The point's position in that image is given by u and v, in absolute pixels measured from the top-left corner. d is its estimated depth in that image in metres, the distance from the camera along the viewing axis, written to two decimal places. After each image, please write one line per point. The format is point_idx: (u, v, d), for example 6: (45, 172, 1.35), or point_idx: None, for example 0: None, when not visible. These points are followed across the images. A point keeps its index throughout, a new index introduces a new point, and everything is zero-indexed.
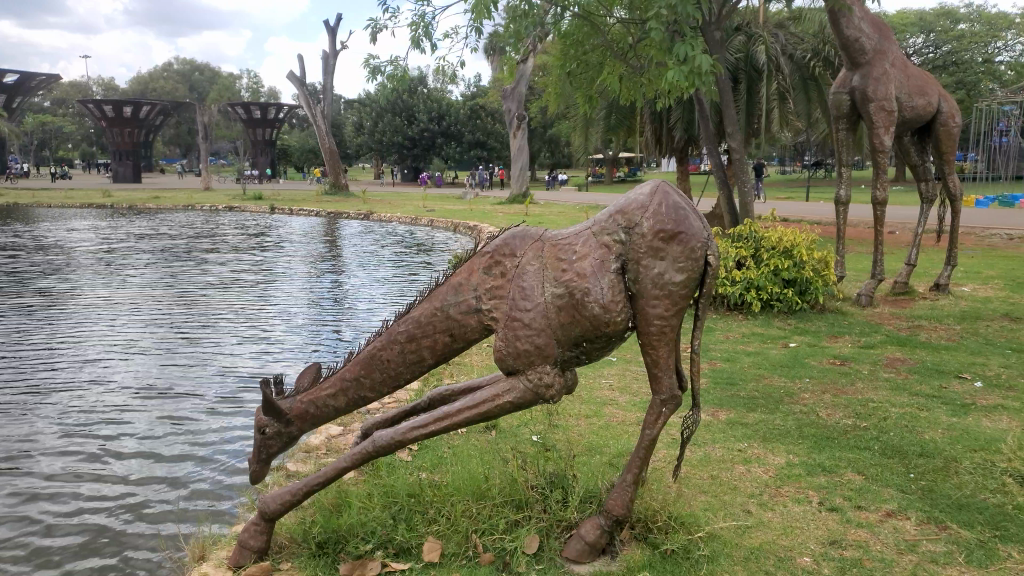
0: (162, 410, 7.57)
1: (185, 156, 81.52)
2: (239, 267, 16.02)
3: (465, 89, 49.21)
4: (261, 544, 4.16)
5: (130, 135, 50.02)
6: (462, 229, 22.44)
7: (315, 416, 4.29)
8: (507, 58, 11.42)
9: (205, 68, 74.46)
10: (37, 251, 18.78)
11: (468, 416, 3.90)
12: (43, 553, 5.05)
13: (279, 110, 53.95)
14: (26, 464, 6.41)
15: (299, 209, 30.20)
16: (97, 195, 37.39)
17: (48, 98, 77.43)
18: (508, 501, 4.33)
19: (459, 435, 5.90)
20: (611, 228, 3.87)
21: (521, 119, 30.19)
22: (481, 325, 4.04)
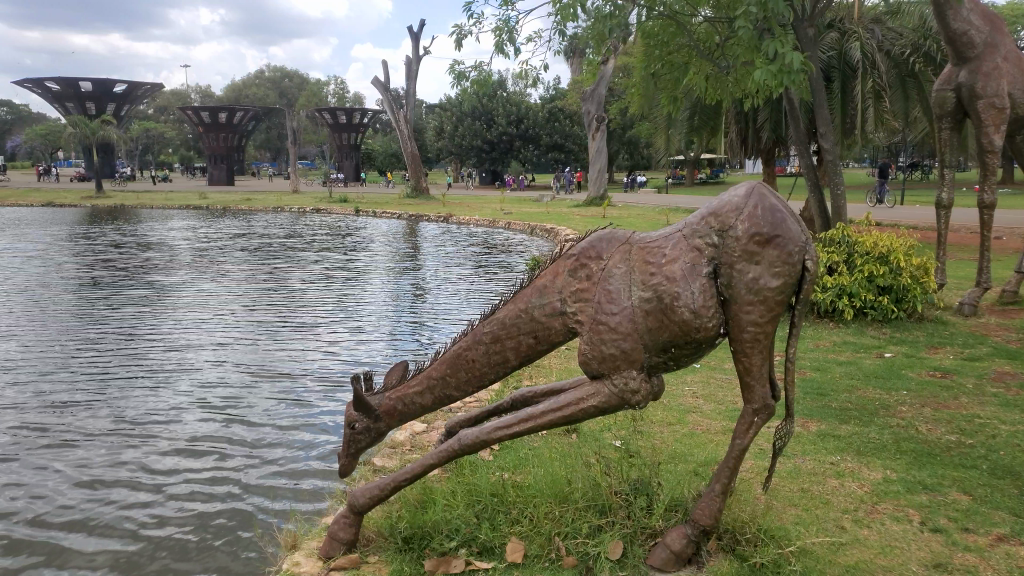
0: (252, 398, 7.82)
1: (274, 160, 84.85)
2: (326, 266, 16.50)
3: (546, 91, 49.35)
4: (350, 536, 4.25)
5: (225, 140, 52.43)
6: (540, 232, 22.49)
7: (402, 413, 4.35)
8: (590, 58, 11.34)
9: (295, 75, 77.19)
10: (139, 248, 19.85)
11: (553, 419, 3.87)
12: (138, 530, 5.27)
13: (364, 114, 55.47)
14: (126, 443, 6.72)
15: (380, 211, 30.91)
16: (194, 197, 39.41)
17: (151, 106, 82.27)
18: (592, 505, 4.29)
19: (540, 437, 5.89)
20: (703, 231, 3.79)
21: (601, 121, 30.01)
22: (566, 327, 4.01)
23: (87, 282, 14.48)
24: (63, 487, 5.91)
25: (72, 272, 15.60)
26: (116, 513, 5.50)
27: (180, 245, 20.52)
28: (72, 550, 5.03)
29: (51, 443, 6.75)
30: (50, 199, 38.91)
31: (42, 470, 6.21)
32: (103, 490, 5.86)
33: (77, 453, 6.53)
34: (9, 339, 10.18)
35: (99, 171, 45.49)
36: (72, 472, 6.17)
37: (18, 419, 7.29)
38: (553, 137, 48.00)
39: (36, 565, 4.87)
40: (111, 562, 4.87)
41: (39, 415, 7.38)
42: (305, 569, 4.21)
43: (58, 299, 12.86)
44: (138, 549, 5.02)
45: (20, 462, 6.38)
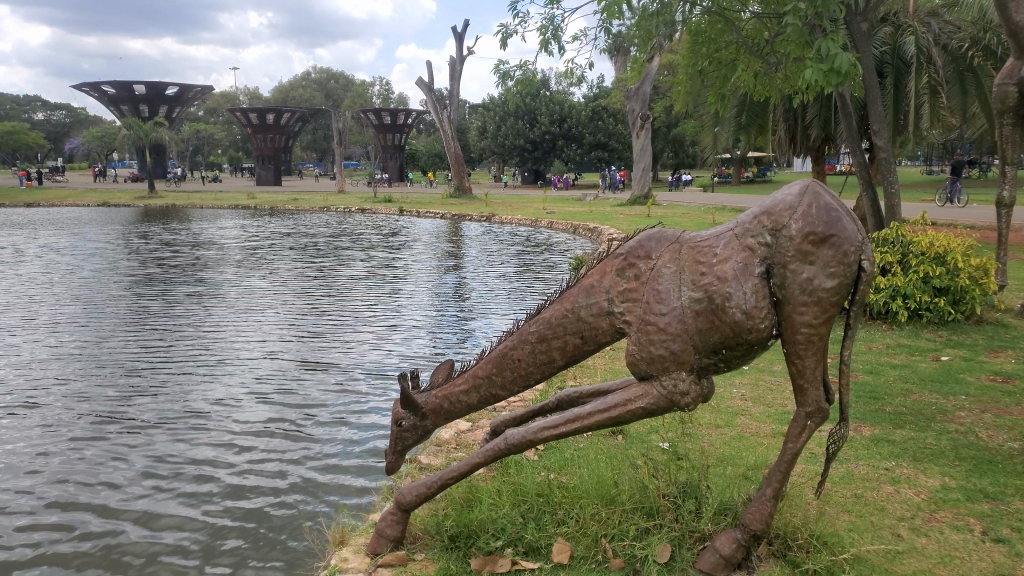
0: (300, 394, 7.95)
1: (320, 161, 86.14)
2: (371, 264, 16.69)
3: (590, 90, 49.14)
4: (396, 533, 4.28)
5: (273, 141, 53.40)
6: (583, 231, 22.40)
7: (448, 412, 4.36)
8: (635, 56, 11.23)
9: (340, 76, 78.18)
10: (189, 247, 20.33)
11: (600, 420, 3.84)
12: (189, 523, 5.38)
13: (408, 115, 55.95)
14: (179, 437, 6.88)
15: (423, 211, 31.13)
16: (242, 197, 40.32)
17: (202, 108, 84.33)
18: (639, 507, 4.25)
19: (585, 438, 5.86)
20: (756, 231, 3.72)
21: (646, 119, 29.70)
22: (613, 328, 3.98)
23: (140, 279, 14.90)
24: (116, 480, 6.07)
25: (126, 270, 16.06)
26: (164, 506, 5.63)
27: (230, 243, 20.98)
28: (124, 542, 5.16)
29: (106, 435, 6.94)
30: (105, 199, 40.10)
31: (97, 462, 6.39)
32: (153, 482, 6.00)
33: (129, 446, 6.70)
34: (67, 334, 10.52)
35: (151, 172, 46.77)
36: (127, 465, 6.34)
37: (76, 413, 7.53)
38: (597, 136, 47.79)
39: (91, 554, 5.01)
40: (160, 555, 4.98)
41: (96, 409, 7.61)
42: (353, 565, 4.26)
43: (114, 296, 13.25)
44: (188, 543, 5.12)
45: (75, 455, 6.58)
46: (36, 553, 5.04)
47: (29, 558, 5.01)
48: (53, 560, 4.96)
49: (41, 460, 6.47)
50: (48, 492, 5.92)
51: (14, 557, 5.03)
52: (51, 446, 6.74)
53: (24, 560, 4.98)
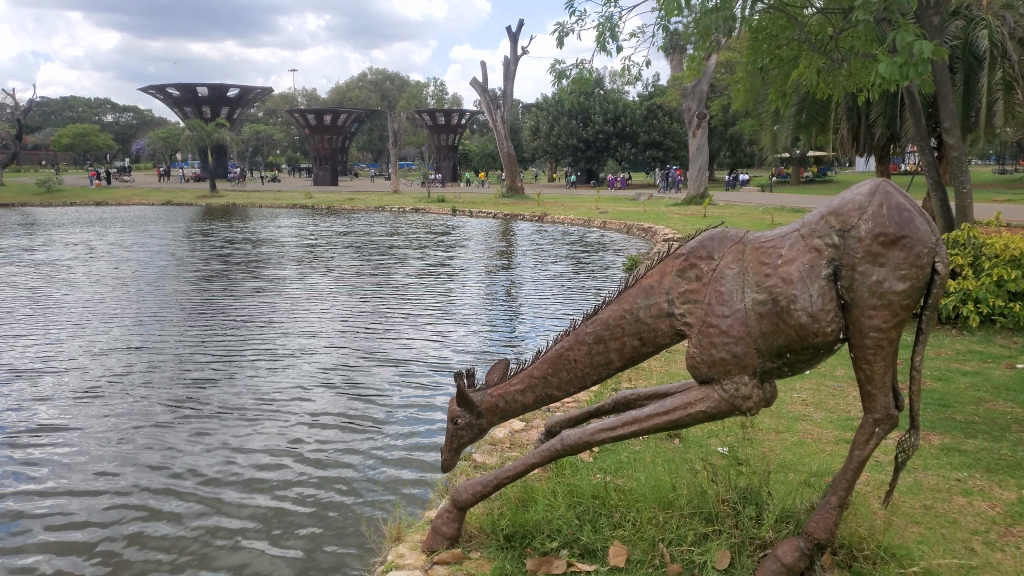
0: (355, 390, 8.05)
1: (375, 161, 87.40)
2: (425, 263, 16.83)
3: (644, 88, 48.71)
4: (453, 531, 4.29)
5: (329, 141, 54.34)
6: (637, 231, 22.20)
7: (503, 411, 4.36)
8: (693, 54, 11.08)
9: (396, 77, 79.07)
10: (248, 245, 20.81)
11: (659, 423, 3.77)
12: (246, 514, 5.47)
13: (462, 115, 56.24)
14: (239, 428, 7.04)
15: (476, 211, 31.25)
16: (300, 196, 41.23)
17: (262, 109, 86.46)
18: (698, 512, 4.18)
19: (641, 441, 5.79)
20: (823, 231, 3.62)
21: (702, 118, 29.22)
22: (673, 329, 3.92)
23: (201, 276, 15.32)
24: (179, 469, 6.22)
25: (189, 267, 16.52)
26: (224, 495, 5.75)
27: (288, 241, 21.43)
28: (185, 530, 5.28)
29: (169, 425, 7.13)
30: (169, 198, 41.36)
31: (161, 451, 6.57)
32: (213, 472, 6.13)
33: (192, 436, 6.87)
34: (134, 328, 10.88)
35: (213, 172, 48.07)
36: (189, 454, 6.50)
37: (141, 403, 7.76)
38: (651, 135, 47.38)
39: (154, 542, 5.14)
40: (220, 545, 5.08)
41: (160, 399, 7.85)
42: (409, 561, 4.29)
43: (177, 291, 13.65)
44: (245, 533, 5.22)
45: (140, 443, 6.79)
46: (101, 538, 5.21)
47: (97, 542, 5.16)
48: (117, 546, 5.11)
49: (108, 448, 6.68)
50: (114, 477, 6.11)
51: (80, 540, 5.19)
52: (117, 435, 6.96)
53: (92, 544, 5.14)
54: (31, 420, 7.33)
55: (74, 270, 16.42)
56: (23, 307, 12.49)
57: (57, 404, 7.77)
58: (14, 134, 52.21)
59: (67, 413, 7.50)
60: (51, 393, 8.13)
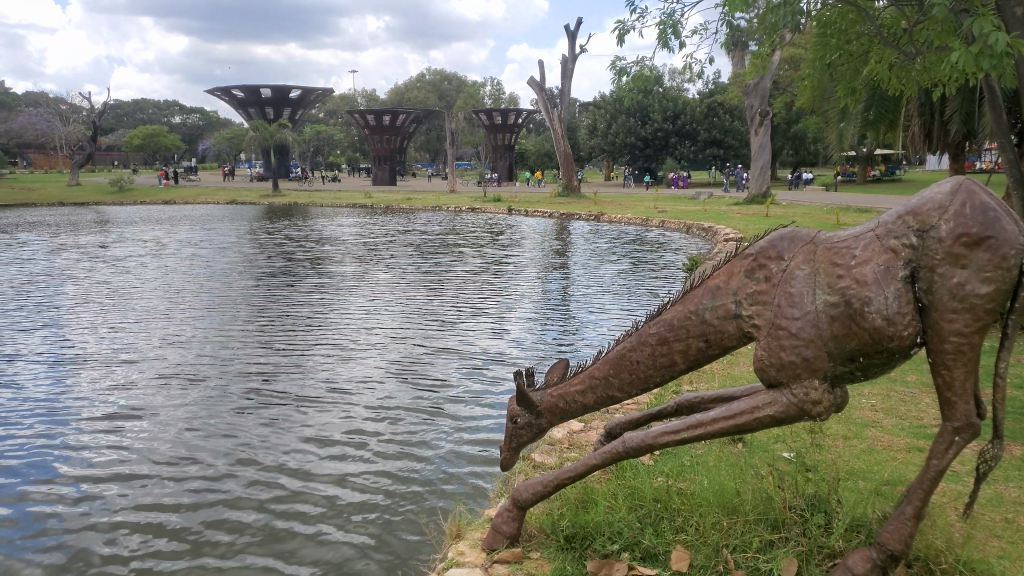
0: (414, 387, 8.14)
1: (432, 161, 88.29)
2: (482, 262, 16.91)
3: (705, 86, 48.02)
4: (513, 530, 4.29)
5: (388, 141, 54.99)
6: (696, 231, 21.89)
7: (563, 411, 4.33)
8: (759, 49, 10.86)
9: (453, 77, 79.65)
10: (310, 243, 21.27)
11: (724, 426, 3.68)
12: (306, 509, 5.57)
13: (519, 114, 56.22)
14: (302, 422, 7.20)
15: (533, 210, 31.24)
16: (359, 195, 41.88)
17: (323, 110, 88.24)
18: (763, 519, 4.08)
19: (704, 445, 5.69)
20: (900, 232, 3.49)
21: (765, 116, 28.33)
22: (740, 331, 3.83)
23: (266, 272, 15.74)
24: (244, 462, 6.39)
25: (254, 263, 16.99)
26: (286, 490, 5.87)
27: (348, 240, 21.82)
28: (246, 523, 5.40)
29: (235, 418, 7.33)
30: (234, 197, 42.47)
31: (227, 443, 6.77)
32: (275, 466, 6.28)
33: (255, 429, 7.05)
34: (202, 322, 11.24)
35: (276, 172, 49.20)
36: (254, 447, 6.66)
37: (209, 395, 8.01)
38: (711, 133, 46.79)
39: (217, 533, 5.28)
40: (279, 538, 5.18)
41: (226, 392, 8.08)
42: (469, 559, 4.31)
43: (243, 287, 14.04)
44: (306, 527, 5.31)
45: (207, 434, 7.00)
46: (169, 528, 5.38)
47: (163, 531, 5.33)
48: (183, 536, 5.26)
49: (177, 438, 6.91)
50: (182, 468, 6.31)
51: (150, 528, 5.37)
52: (187, 426, 7.20)
53: (157, 533, 5.30)
54: (107, 409, 7.65)
55: (146, 266, 17.08)
56: (98, 300, 13.01)
57: (129, 394, 8.09)
58: (90, 134, 54.43)
59: (140, 403, 7.80)
60: (125, 383, 8.45)
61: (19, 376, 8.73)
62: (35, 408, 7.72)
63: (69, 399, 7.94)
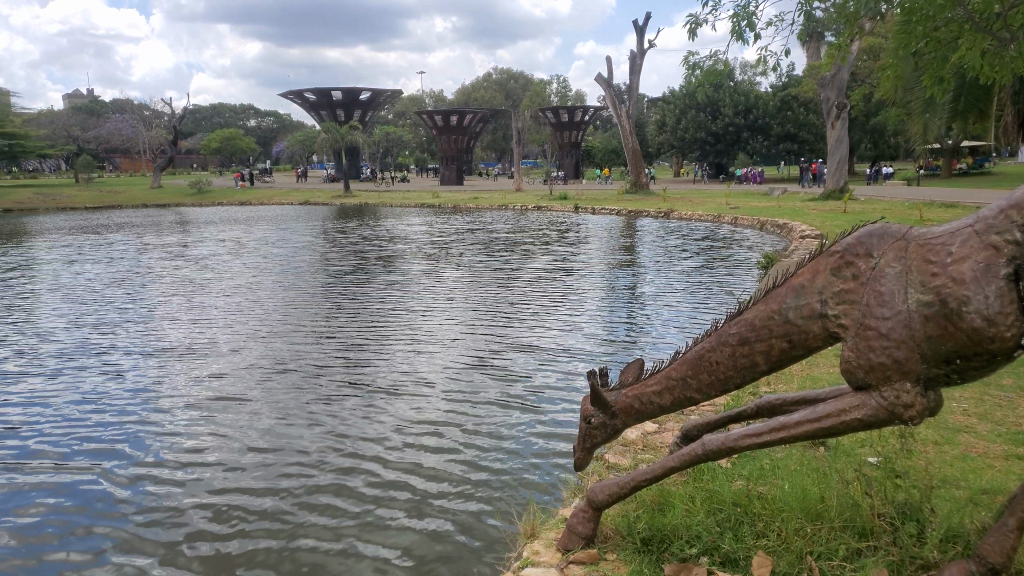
0: (484, 382, 8.18)
1: (499, 160, 88.76)
2: (551, 260, 16.90)
3: (778, 79, 46.82)
4: (588, 531, 4.24)
5: (455, 141, 55.46)
6: (770, 228, 21.36)
7: (638, 412, 4.27)
8: (839, 37, 10.52)
9: (520, 76, 79.86)
10: (381, 242, 21.67)
11: (809, 430, 3.55)
12: (378, 501, 5.63)
13: (586, 112, 55.89)
14: (376, 414, 7.32)
15: (600, 207, 31.06)
16: (428, 196, 42.39)
17: (392, 111, 89.84)
18: (850, 526, 3.93)
19: (785, 448, 5.52)
20: (1003, 227, 3.27)
21: (842, 108, 27.34)
22: (825, 331, 3.68)
23: (339, 270, 16.09)
24: (319, 452, 6.52)
25: (328, 262, 17.44)
26: (360, 481, 5.96)
27: (418, 239, 22.13)
28: (321, 512, 5.51)
29: (311, 409, 7.52)
30: (306, 198, 43.64)
31: (304, 433, 6.94)
32: (349, 457, 6.38)
33: (330, 421, 7.19)
34: (278, 317, 11.58)
35: (346, 173, 50.26)
36: (329, 439, 6.79)
37: (286, 386, 8.23)
38: (785, 127, 45.76)
39: (291, 521, 5.39)
40: (351, 529, 5.25)
41: (303, 383, 8.29)
42: (544, 559, 4.30)
43: (317, 284, 14.41)
44: (379, 518, 5.38)
45: (284, 424, 7.18)
46: (248, 513, 5.53)
47: (241, 517, 5.48)
48: (259, 523, 5.39)
49: (256, 427, 7.12)
50: (261, 456, 6.49)
51: (229, 514, 5.53)
52: (266, 415, 7.42)
53: (236, 519, 5.46)
54: (192, 398, 7.96)
55: (226, 264, 17.70)
56: (182, 297, 13.55)
57: (210, 384, 8.38)
58: (171, 139, 56.66)
59: (222, 393, 8.08)
60: (208, 373, 8.77)
61: (111, 367, 9.14)
62: (126, 396, 8.06)
63: (156, 388, 8.29)
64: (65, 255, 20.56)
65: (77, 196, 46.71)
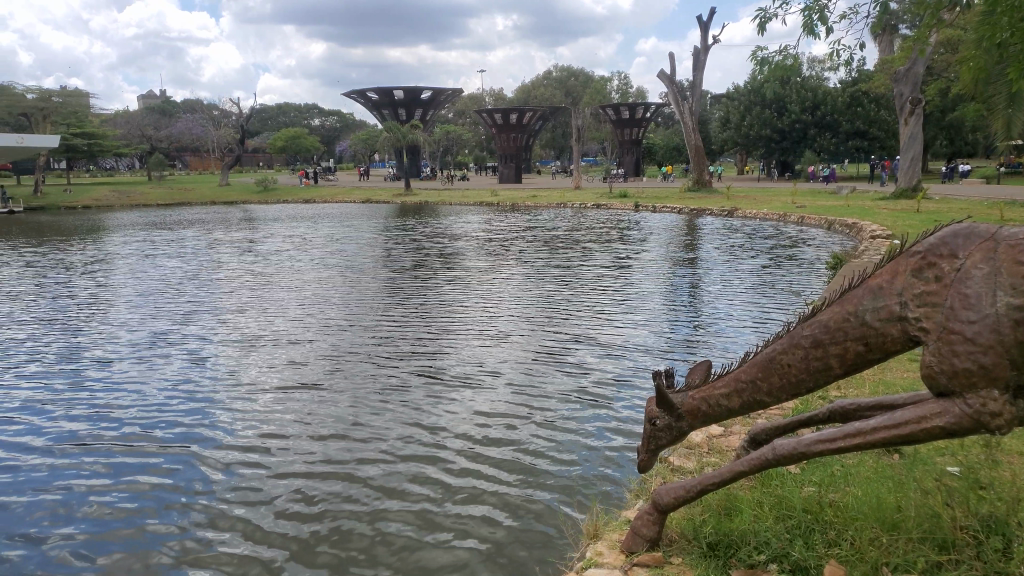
0: (544, 376, 8.17)
1: (558, 158, 88.60)
2: (610, 257, 16.81)
3: (848, 74, 45.48)
4: (653, 534, 4.17)
5: (514, 139, 55.52)
6: (838, 227, 20.75)
7: (706, 414, 4.18)
8: (916, 29, 10.16)
9: (581, 73, 79.50)
10: (442, 239, 21.87)
11: (886, 438, 3.39)
12: (438, 493, 5.65)
13: (647, 109, 55.27)
14: (437, 406, 7.39)
15: (660, 206, 30.70)
16: (487, 194, 42.55)
17: (452, 110, 90.62)
18: (928, 538, 3.77)
19: (858, 456, 5.35)
20: None
21: (917, 104, 26.35)
22: (905, 335, 3.49)
23: (401, 266, 16.33)
24: (382, 441, 6.61)
25: (390, 258, 17.69)
26: (422, 470, 6.02)
27: (478, 236, 22.28)
28: (383, 501, 5.57)
29: (374, 399, 7.64)
30: (368, 196, 44.38)
31: (367, 422, 7.06)
32: (411, 448, 6.44)
33: (393, 411, 7.30)
34: (342, 310, 11.82)
35: (406, 171, 50.85)
36: (391, 429, 6.88)
37: (351, 376, 8.39)
38: (854, 124, 44.33)
39: (353, 508, 5.47)
40: (410, 518, 5.30)
41: (365, 374, 8.44)
42: (608, 560, 4.27)
43: (380, 279, 14.66)
44: (437, 509, 5.42)
45: (349, 412, 7.32)
46: (311, 498, 5.64)
47: (305, 502, 5.59)
48: (321, 508, 5.48)
49: (322, 414, 7.28)
50: (326, 442, 6.63)
51: (291, 497, 5.65)
52: (330, 403, 7.57)
53: (299, 504, 5.57)
54: (261, 385, 8.18)
55: (291, 259, 18.13)
56: (250, 290, 13.94)
57: (277, 372, 8.61)
58: (239, 138, 58.21)
59: (289, 381, 8.28)
60: (275, 362, 9.01)
61: (184, 355, 9.45)
62: (198, 382, 8.33)
63: (227, 375, 8.54)
64: (140, 250, 21.38)
65: (151, 194, 48.45)
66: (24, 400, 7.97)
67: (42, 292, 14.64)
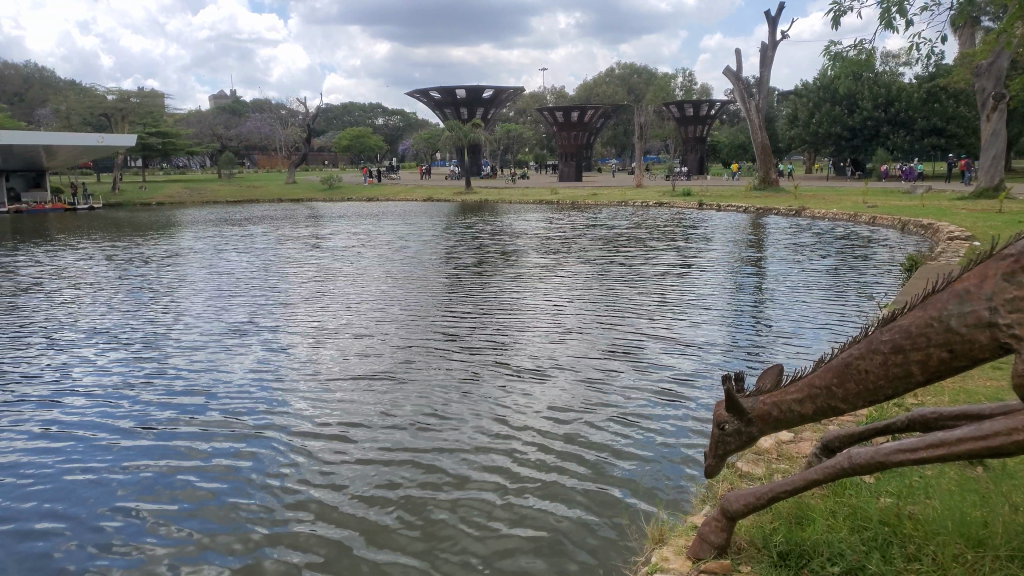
0: (606, 373, 8.12)
1: (619, 156, 87.76)
2: (673, 256, 16.56)
3: (924, 69, 43.77)
4: (721, 541, 4.06)
5: (575, 138, 55.21)
6: (913, 228, 20.01)
7: (777, 420, 4.05)
8: (1001, 21, 9.72)
9: (643, 71, 78.59)
10: (504, 237, 21.91)
11: (973, 449, 3.20)
12: (498, 483, 5.67)
13: (712, 106, 54.26)
14: (500, 399, 7.41)
15: (724, 206, 30.12)
16: (548, 193, 42.47)
17: (513, 109, 90.71)
18: (1017, 556, 3.56)
19: (938, 466, 5.13)
20: None
21: (1000, 99, 25.16)
22: (994, 342, 3.30)
23: (462, 263, 16.42)
24: (446, 432, 6.65)
25: (452, 255, 17.81)
26: (485, 461, 6.04)
27: (539, 234, 22.25)
28: (446, 488, 5.62)
29: (437, 391, 7.70)
30: (430, 195, 44.74)
31: (430, 412, 7.12)
32: (473, 439, 6.47)
33: (455, 402, 7.34)
34: (405, 304, 11.95)
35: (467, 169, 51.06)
36: (454, 420, 6.93)
37: (414, 368, 8.48)
38: (931, 121, 42.63)
39: (416, 496, 5.52)
40: (473, 507, 5.32)
41: (428, 367, 8.52)
42: (675, 566, 4.19)
43: (441, 275, 14.78)
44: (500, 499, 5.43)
45: (412, 403, 7.40)
46: (377, 483, 5.71)
47: (371, 486, 5.67)
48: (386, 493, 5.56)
49: (385, 404, 7.37)
50: (391, 431, 6.71)
51: (357, 482, 5.74)
52: (394, 394, 7.67)
53: (365, 488, 5.66)
54: (328, 375, 8.33)
55: (355, 256, 18.42)
56: (316, 284, 14.24)
57: (343, 363, 8.76)
58: (305, 137, 59.44)
59: (354, 372, 8.41)
60: (342, 354, 9.17)
61: (255, 345, 9.70)
62: (267, 371, 8.53)
63: (295, 365, 8.73)
64: (211, 245, 22.03)
65: (221, 191, 49.88)
66: (108, 385, 8.29)
67: (124, 284, 15.23)
